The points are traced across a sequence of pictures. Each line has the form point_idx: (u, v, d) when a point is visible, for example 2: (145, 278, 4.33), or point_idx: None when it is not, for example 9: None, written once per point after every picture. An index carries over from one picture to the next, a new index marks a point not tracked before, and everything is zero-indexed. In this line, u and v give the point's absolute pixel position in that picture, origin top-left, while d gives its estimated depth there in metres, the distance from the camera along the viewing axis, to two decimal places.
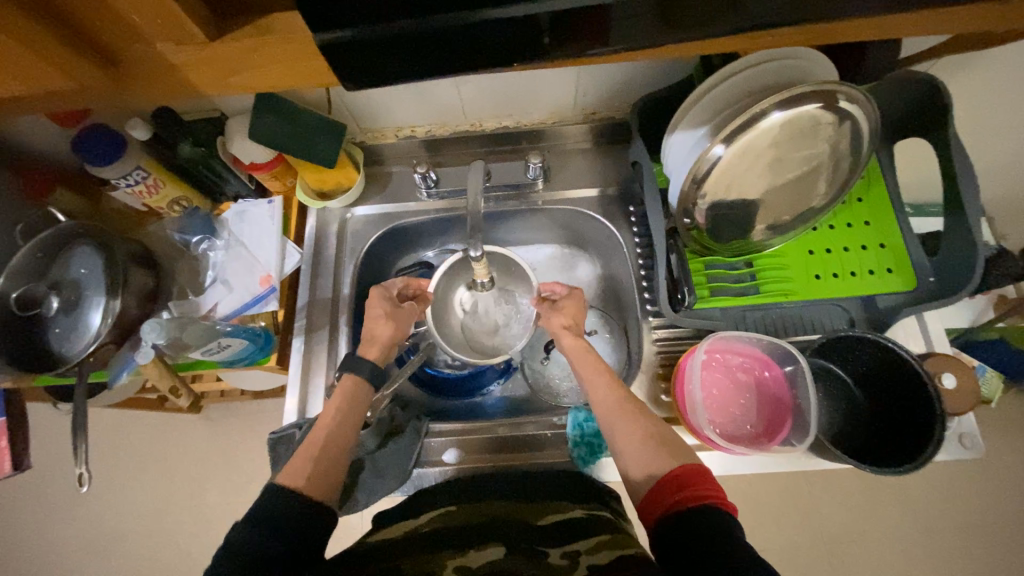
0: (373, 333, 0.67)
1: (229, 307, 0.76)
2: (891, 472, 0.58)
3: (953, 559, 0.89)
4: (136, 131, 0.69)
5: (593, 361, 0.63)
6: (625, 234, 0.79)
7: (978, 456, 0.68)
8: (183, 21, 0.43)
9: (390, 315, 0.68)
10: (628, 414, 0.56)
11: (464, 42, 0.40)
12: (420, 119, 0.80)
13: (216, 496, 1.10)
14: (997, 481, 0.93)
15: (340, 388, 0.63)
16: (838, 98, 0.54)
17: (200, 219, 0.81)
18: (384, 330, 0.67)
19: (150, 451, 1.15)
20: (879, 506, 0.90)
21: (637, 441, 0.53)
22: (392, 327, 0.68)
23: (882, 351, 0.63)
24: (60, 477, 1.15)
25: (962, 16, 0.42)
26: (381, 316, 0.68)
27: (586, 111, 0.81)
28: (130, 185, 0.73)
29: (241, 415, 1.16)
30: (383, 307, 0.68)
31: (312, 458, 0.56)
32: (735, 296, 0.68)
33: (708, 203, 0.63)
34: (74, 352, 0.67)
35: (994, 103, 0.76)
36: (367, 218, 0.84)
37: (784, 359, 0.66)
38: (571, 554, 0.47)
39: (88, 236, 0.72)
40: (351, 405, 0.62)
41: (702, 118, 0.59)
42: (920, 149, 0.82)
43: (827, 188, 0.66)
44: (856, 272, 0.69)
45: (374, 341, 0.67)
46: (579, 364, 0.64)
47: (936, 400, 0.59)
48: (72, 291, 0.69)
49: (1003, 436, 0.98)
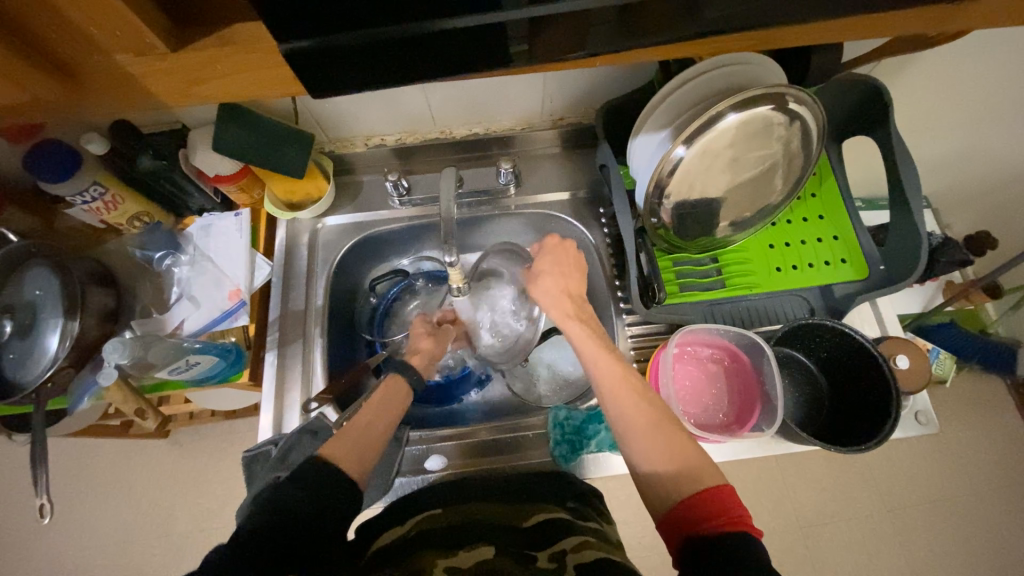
0: (418, 346, 0.74)
1: (196, 323, 0.74)
2: (858, 451, 0.60)
3: (917, 534, 0.94)
4: (92, 145, 0.67)
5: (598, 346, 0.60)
6: (597, 235, 0.81)
7: (934, 431, 0.71)
8: (143, 31, 0.42)
9: (431, 333, 0.77)
10: (641, 405, 0.53)
11: (433, 49, 0.41)
12: (389, 128, 0.81)
13: (189, 522, 1.06)
14: (953, 457, 0.99)
15: (383, 384, 0.66)
16: (788, 101, 0.57)
17: (161, 234, 0.78)
18: (426, 343, 0.75)
19: (115, 479, 1.10)
20: (848, 487, 0.95)
21: (654, 448, 0.50)
22: (433, 343, 0.75)
23: (839, 336, 0.67)
24: (15, 513, 1.08)
25: (894, 21, 0.46)
26: (423, 335, 0.76)
27: (554, 117, 0.82)
28: (87, 201, 0.71)
29: (213, 436, 1.12)
30: (424, 327, 0.77)
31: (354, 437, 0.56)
32: (703, 291, 0.71)
33: (673, 202, 0.65)
34: (30, 379, 0.63)
35: (930, 102, 0.81)
36: (339, 227, 0.83)
37: (750, 349, 0.69)
38: (557, 555, 0.47)
39: (44, 255, 0.69)
40: (390, 398, 0.65)
41: (663, 121, 0.62)
42: (865, 147, 0.87)
43: (783, 184, 0.69)
44: (813, 264, 0.72)
45: (418, 352, 0.74)
46: (588, 354, 0.60)
47: (891, 380, 0.63)
48: (26, 314, 0.66)
49: (955, 414, 1.05)
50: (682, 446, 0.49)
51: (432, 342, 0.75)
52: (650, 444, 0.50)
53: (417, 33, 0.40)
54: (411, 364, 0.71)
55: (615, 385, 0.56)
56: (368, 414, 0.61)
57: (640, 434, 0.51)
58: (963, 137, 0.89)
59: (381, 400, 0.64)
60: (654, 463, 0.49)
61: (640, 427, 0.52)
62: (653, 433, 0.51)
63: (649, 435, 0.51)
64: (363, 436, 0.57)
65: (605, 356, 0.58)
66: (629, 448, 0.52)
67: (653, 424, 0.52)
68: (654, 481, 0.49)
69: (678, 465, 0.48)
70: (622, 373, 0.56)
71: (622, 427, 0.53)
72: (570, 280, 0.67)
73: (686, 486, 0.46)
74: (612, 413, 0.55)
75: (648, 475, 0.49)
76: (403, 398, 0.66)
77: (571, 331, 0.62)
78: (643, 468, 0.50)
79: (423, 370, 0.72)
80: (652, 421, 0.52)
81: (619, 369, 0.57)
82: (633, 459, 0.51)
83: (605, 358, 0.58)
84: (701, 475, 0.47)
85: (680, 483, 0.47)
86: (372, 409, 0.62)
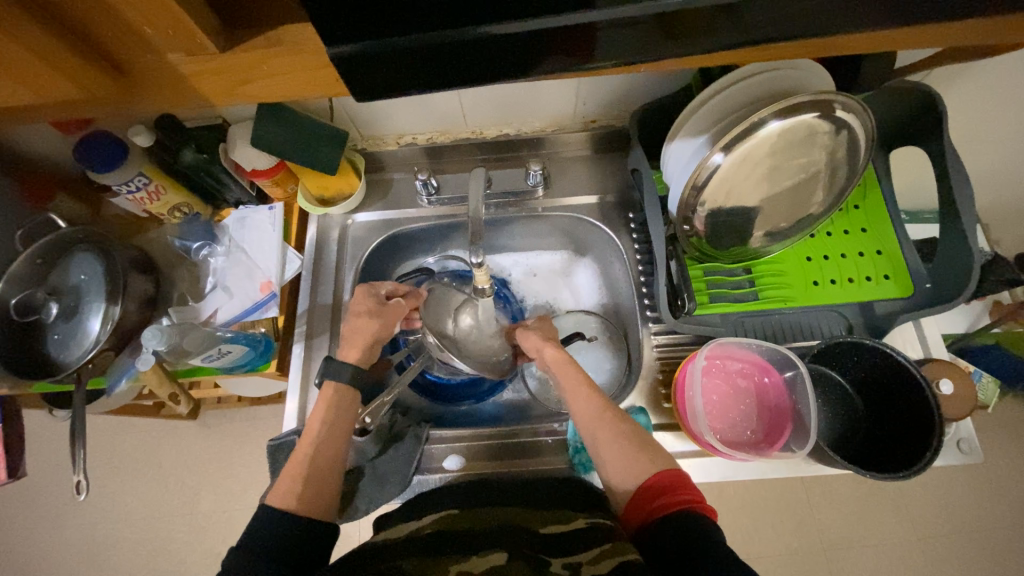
0: (356, 329, 0.68)
1: (229, 313, 0.76)
2: (892, 479, 0.57)
3: (952, 566, 0.89)
4: (139, 137, 0.69)
5: (574, 371, 0.63)
6: (625, 240, 0.79)
7: (977, 461, 0.68)
8: (194, 31, 0.43)
9: (373, 313, 0.69)
10: (608, 421, 0.57)
11: (478, 55, 0.41)
12: (421, 127, 0.81)
13: (211, 504, 1.10)
14: (994, 486, 0.94)
15: (322, 396, 0.63)
16: (835, 108, 0.55)
17: (200, 226, 0.82)
18: (368, 329, 0.68)
19: (144, 457, 1.14)
20: (877, 511, 0.91)
21: (611, 439, 0.55)
22: (374, 325, 0.68)
23: (879, 357, 0.64)
24: (54, 485, 1.14)
25: (953, 32, 0.44)
26: (364, 313, 0.69)
27: (586, 119, 0.81)
28: (132, 191, 0.74)
29: (238, 421, 1.15)
30: (367, 305, 0.69)
31: (302, 477, 0.55)
32: (734, 302, 0.69)
33: (708, 210, 0.63)
34: (73, 360, 0.67)
35: (988, 113, 0.77)
36: (368, 224, 0.84)
37: (784, 365, 0.67)
38: (572, 565, 0.46)
39: (89, 241, 0.72)
40: (336, 416, 0.62)
41: (702, 126, 0.60)
42: (913, 157, 0.83)
43: (824, 196, 0.67)
44: (854, 279, 0.69)
45: (354, 344, 0.68)
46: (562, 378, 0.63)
47: (935, 407, 0.60)
48: (72, 297, 0.69)
49: (997, 441, 0.99)
50: (634, 434, 0.56)
51: (371, 324, 0.68)
52: (609, 436, 0.56)
53: (470, 38, 0.40)
54: (345, 361, 0.66)
55: (575, 387, 0.61)
56: (314, 448, 0.58)
57: (602, 428, 0.57)
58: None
59: (329, 419, 0.61)
60: (609, 452, 0.55)
61: (600, 425, 0.57)
62: (610, 425, 0.57)
63: (604, 428, 0.57)
64: (325, 473, 0.57)
65: (568, 364, 0.64)
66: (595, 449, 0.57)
67: (607, 421, 0.57)
68: (613, 468, 0.54)
69: (631, 450, 0.54)
70: (581, 377, 0.62)
71: (584, 425, 0.59)
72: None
73: (645, 469, 0.52)
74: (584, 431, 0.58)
75: (610, 468, 0.54)
76: (350, 405, 0.64)
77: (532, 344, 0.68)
78: (609, 463, 0.55)
79: (359, 361, 0.67)
80: (610, 413, 0.58)
81: (577, 375, 0.63)
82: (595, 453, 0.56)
83: (566, 364, 0.64)
84: (652, 456, 0.53)
85: (637, 467, 0.53)
86: (317, 440, 0.59)
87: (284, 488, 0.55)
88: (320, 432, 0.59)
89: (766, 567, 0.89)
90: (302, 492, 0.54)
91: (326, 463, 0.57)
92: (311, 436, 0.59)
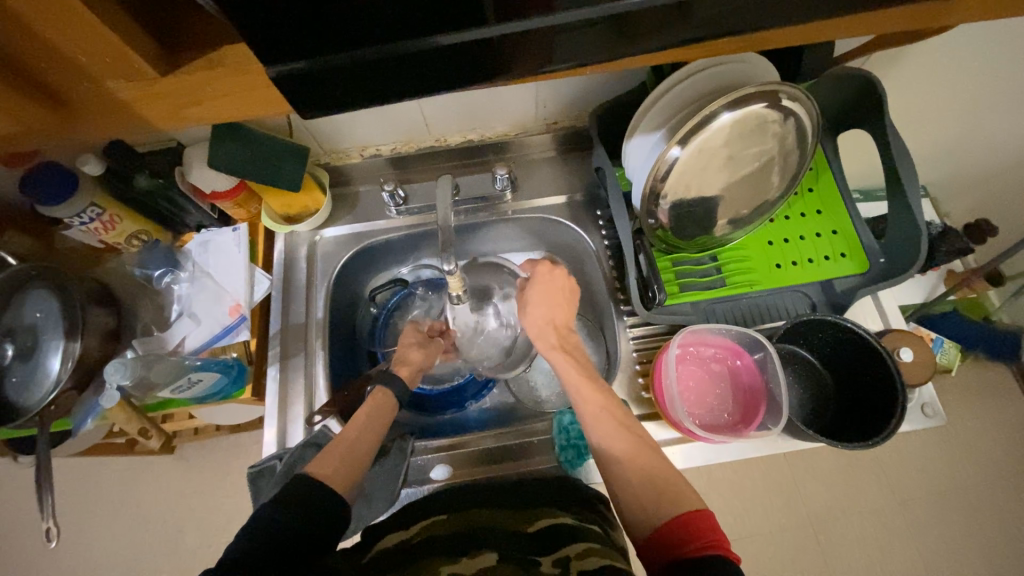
0: (407, 356, 0.73)
1: (196, 341, 0.73)
2: (865, 447, 0.60)
3: (932, 527, 0.93)
4: (88, 166, 0.67)
5: (584, 378, 0.61)
6: (595, 238, 0.81)
7: (941, 423, 0.71)
8: (129, 53, 0.42)
9: (422, 344, 0.76)
10: (624, 437, 0.55)
11: (428, 66, 0.41)
12: (384, 138, 0.81)
13: (195, 538, 1.06)
14: (962, 446, 0.99)
15: (372, 398, 0.67)
16: (781, 98, 0.57)
17: (160, 253, 0.78)
18: (416, 356, 0.74)
19: (120, 498, 1.09)
20: (858, 481, 0.94)
21: (631, 477, 0.52)
22: (422, 354, 0.75)
23: (842, 331, 0.67)
24: (23, 536, 1.08)
25: (879, 19, 0.46)
26: (413, 344, 0.75)
27: (548, 121, 0.82)
28: (85, 222, 0.71)
29: (218, 451, 1.12)
30: (416, 337, 0.77)
31: (340, 456, 0.58)
32: (703, 290, 0.71)
33: (670, 202, 0.65)
34: (32, 404, 0.63)
35: (924, 95, 0.81)
36: (337, 239, 0.83)
37: (753, 347, 0.69)
38: (561, 562, 0.46)
39: (43, 277, 0.69)
40: (379, 412, 0.65)
41: (658, 121, 0.61)
42: (861, 141, 0.87)
43: (779, 180, 0.69)
44: (813, 259, 0.72)
45: (407, 363, 0.73)
46: (571, 384, 0.61)
47: (896, 374, 0.63)
48: (28, 337, 0.66)
49: (961, 403, 1.04)
50: (658, 470, 0.52)
51: (422, 354, 0.74)
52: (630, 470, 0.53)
53: (424, 50, 0.40)
54: (397, 375, 0.70)
55: (593, 407, 0.58)
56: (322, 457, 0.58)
57: (618, 442, 0.55)
58: (960, 127, 0.89)
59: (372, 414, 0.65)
60: (631, 486, 0.52)
61: (620, 443, 0.55)
62: (626, 438, 0.55)
63: (630, 463, 0.53)
64: (351, 452, 0.59)
65: (588, 383, 0.60)
66: (612, 471, 0.54)
67: (630, 452, 0.54)
68: (628, 494, 0.51)
69: (652, 490, 0.50)
70: (606, 403, 0.58)
71: (607, 456, 0.55)
72: (556, 311, 0.68)
73: (666, 510, 0.48)
74: (597, 446, 0.56)
75: (626, 493, 0.52)
76: (390, 407, 0.67)
77: (556, 362, 0.63)
78: (624, 489, 0.52)
79: (410, 381, 0.72)
80: (635, 445, 0.55)
81: (601, 400, 0.59)
82: (615, 489, 0.53)
83: (588, 388, 0.60)
84: (675, 492, 0.49)
85: (657, 508, 0.49)
86: (359, 426, 0.62)
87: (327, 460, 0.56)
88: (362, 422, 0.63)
89: (756, 546, 0.92)
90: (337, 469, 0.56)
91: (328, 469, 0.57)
92: (355, 422, 0.63)
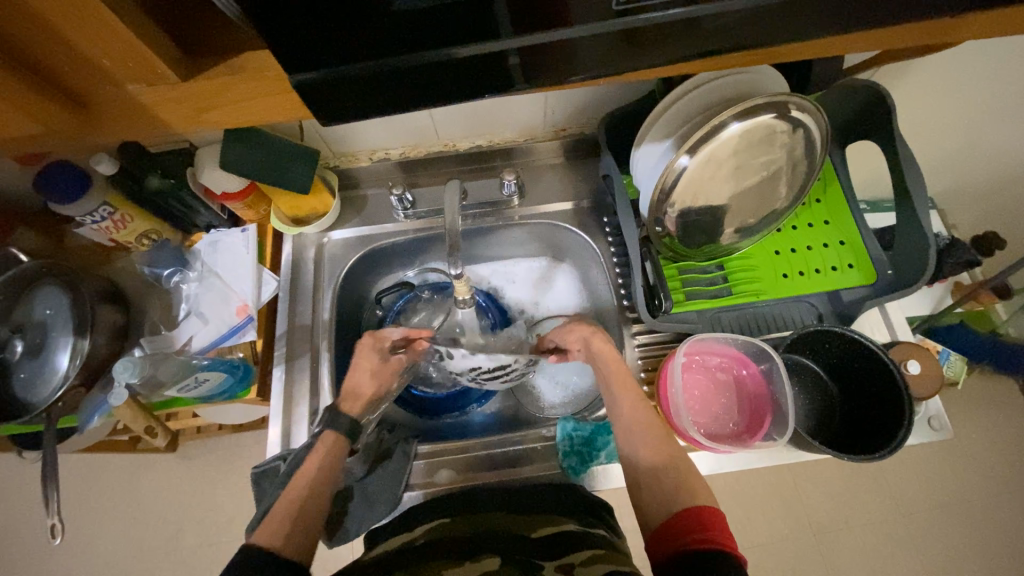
0: (354, 391, 0.66)
1: (205, 340, 0.75)
2: (872, 460, 0.59)
3: (938, 541, 0.92)
4: (102, 165, 0.67)
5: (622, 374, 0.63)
6: (601, 244, 0.81)
7: (947, 437, 0.70)
8: (150, 58, 0.43)
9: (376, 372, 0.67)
10: (654, 430, 0.57)
11: (443, 76, 0.42)
12: (393, 143, 0.82)
13: (197, 536, 1.06)
14: (968, 459, 0.98)
15: (319, 445, 0.61)
16: (791, 109, 0.57)
17: (169, 252, 0.79)
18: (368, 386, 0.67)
19: (122, 495, 1.10)
20: (862, 492, 0.94)
21: (651, 467, 0.54)
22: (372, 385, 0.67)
23: (849, 343, 0.67)
24: (26, 533, 1.08)
25: (894, 35, 0.46)
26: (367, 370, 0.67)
27: (556, 128, 0.83)
28: (96, 221, 0.72)
29: (220, 449, 1.12)
30: (371, 362, 0.67)
31: (290, 516, 0.53)
32: (709, 298, 0.71)
33: (678, 211, 0.65)
34: (41, 400, 0.64)
35: (934, 106, 0.81)
36: (344, 241, 0.83)
37: (759, 358, 0.69)
38: (565, 567, 0.46)
39: (55, 274, 0.69)
40: (332, 460, 0.61)
41: (667, 131, 0.62)
42: (868, 151, 0.87)
43: (787, 191, 0.69)
44: (820, 269, 0.72)
45: (357, 397, 0.66)
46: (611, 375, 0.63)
47: (903, 389, 0.63)
48: (37, 334, 0.67)
49: (967, 415, 1.03)
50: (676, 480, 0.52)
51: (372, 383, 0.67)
52: (651, 463, 0.54)
53: (434, 61, 0.40)
54: (345, 412, 0.64)
55: (629, 400, 0.60)
56: (308, 478, 0.58)
57: (649, 437, 0.56)
58: (968, 139, 0.88)
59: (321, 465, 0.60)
60: (644, 493, 0.52)
61: (650, 437, 0.56)
62: (657, 434, 0.57)
63: (649, 469, 0.54)
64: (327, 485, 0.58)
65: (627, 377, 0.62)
66: (630, 480, 0.55)
67: (652, 456, 0.55)
68: (645, 504, 0.52)
69: (669, 491, 0.51)
70: (640, 399, 0.60)
71: (631, 454, 0.56)
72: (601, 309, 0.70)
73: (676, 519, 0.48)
74: (628, 439, 0.57)
75: (642, 504, 0.52)
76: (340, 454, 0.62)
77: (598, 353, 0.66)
78: (639, 499, 0.53)
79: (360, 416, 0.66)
80: (660, 439, 0.56)
81: (635, 396, 0.60)
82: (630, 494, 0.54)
83: (625, 382, 0.62)
84: (683, 495, 0.50)
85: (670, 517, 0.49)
86: (310, 481, 0.58)
87: (272, 527, 0.52)
88: (314, 473, 0.58)
89: (757, 555, 0.91)
90: (287, 533, 0.52)
91: (322, 480, 0.58)
92: (303, 478, 0.58)
